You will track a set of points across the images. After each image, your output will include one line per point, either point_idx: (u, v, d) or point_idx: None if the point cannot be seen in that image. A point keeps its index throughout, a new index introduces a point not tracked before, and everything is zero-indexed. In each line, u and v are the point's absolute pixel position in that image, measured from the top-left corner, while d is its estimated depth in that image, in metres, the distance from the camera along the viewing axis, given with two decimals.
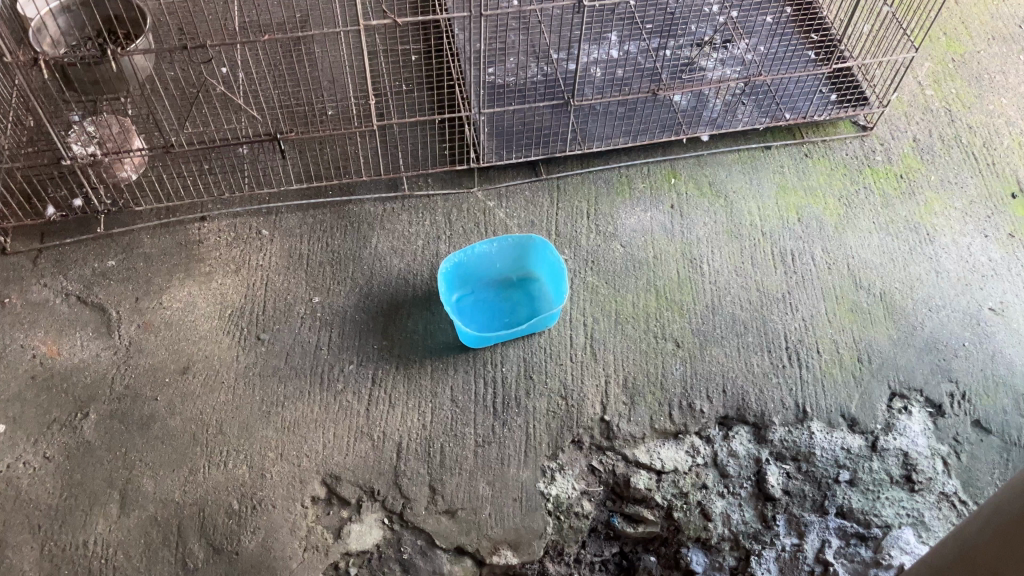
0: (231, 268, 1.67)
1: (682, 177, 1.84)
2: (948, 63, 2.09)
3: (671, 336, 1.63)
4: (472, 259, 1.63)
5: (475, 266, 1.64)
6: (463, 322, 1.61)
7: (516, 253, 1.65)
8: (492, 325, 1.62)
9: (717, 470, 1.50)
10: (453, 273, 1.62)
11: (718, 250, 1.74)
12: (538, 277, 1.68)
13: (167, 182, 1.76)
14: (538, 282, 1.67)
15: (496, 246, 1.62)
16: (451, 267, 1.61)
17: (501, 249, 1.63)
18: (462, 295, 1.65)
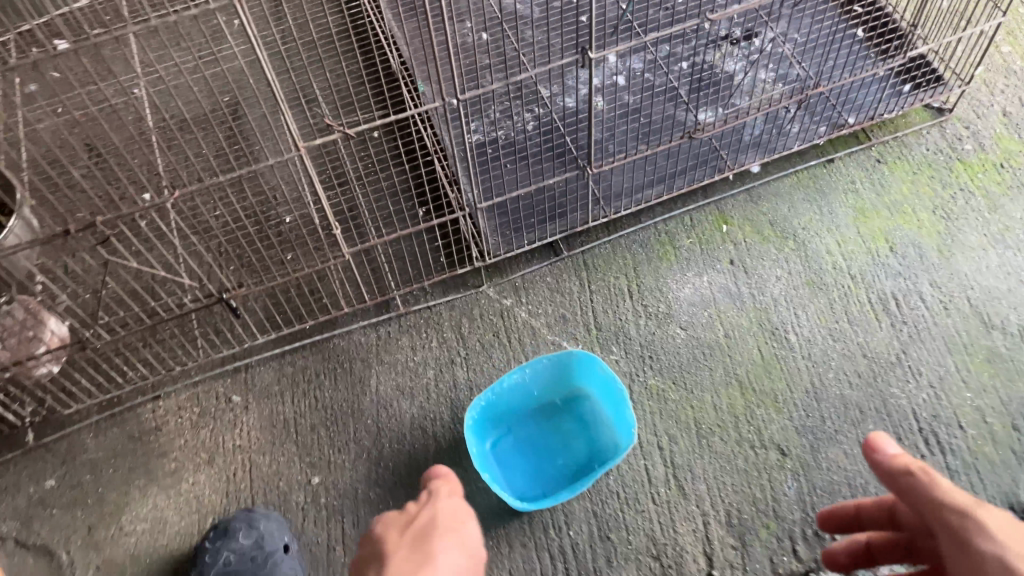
0: (202, 458, 1.31)
1: (735, 222, 1.47)
2: (1017, 9, 1.71)
3: (772, 442, 1.27)
4: (503, 393, 1.26)
5: (507, 399, 1.28)
6: (508, 480, 1.24)
7: (554, 372, 1.28)
8: (544, 475, 1.25)
9: None
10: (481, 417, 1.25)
11: (803, 310, 1.38)
12: (588, 395, 1.31)
13: (103, 358, 1.39)
14: (589, 402, 1.30)
15: (528, 370, 1.25)
16: (478, 411, 1.24)
17: (536, 372, 1.27)
18: (498, 439, 1.28)
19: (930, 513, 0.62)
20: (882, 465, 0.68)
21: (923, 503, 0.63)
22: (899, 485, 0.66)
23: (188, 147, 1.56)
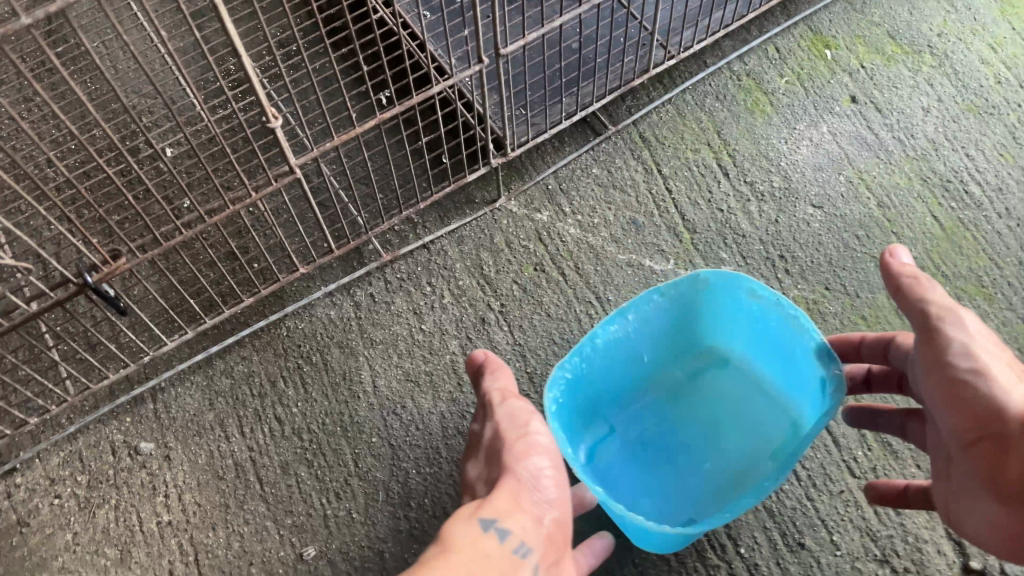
0: (110, 560, 0.77)
1: (841, 42, 1.01)
2: None
3: None
4: (597, 363, 0.75)
5: (603, 372, 0.76)
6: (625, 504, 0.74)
7: (673, 320, 0.78)
8: (676, 494, 0.75)
9: None
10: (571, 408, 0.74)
11: (978, 149, 0.93)
12: (730, 356, 0.80)
13: None
14: (733, 365, 0.80)
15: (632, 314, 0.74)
16: (563, 397, 0.72)
17: (645, 318, 0.76)
18: (598, 443, 0.77)
19: (944, 360, 0.54)
20: (902, 279, 0.59)
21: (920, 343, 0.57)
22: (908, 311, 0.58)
23: None
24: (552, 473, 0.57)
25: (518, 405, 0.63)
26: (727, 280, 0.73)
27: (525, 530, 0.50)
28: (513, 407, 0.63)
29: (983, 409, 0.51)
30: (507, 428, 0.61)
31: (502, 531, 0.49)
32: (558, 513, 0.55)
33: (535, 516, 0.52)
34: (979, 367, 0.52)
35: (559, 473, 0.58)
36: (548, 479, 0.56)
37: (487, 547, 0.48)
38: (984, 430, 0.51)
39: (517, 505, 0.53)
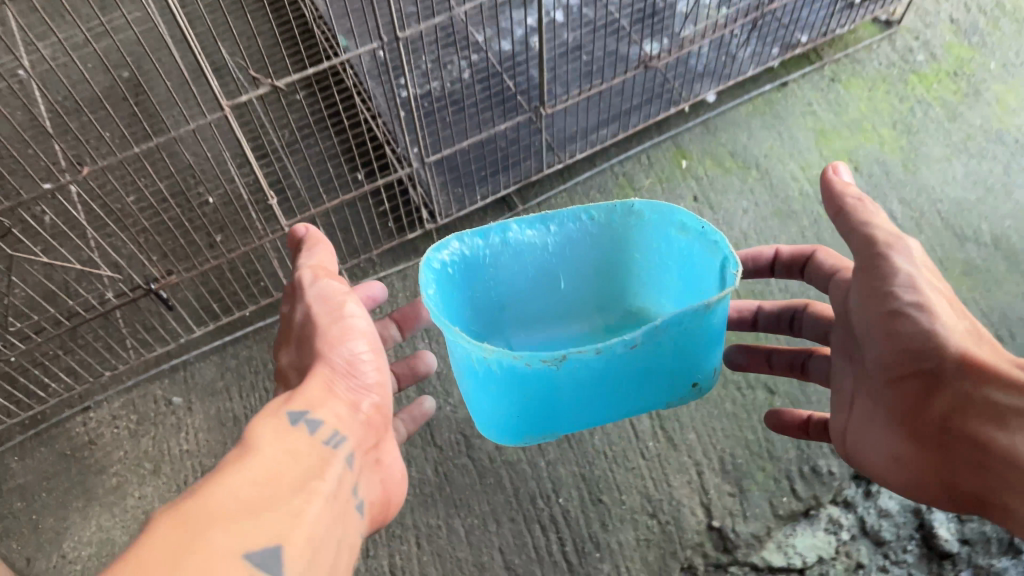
0: (147, 471, 1.17)
1: (695, 155, 1.40)
2: None
3: (759, 382, 1.22)
4: (504, 255, 0.97)
5: (508, 275, 1.00)
6: (505, 394, 0.90)
7: (595, 248, 1.01)
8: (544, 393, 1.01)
9: (870, 540, 1.10)
10: (465, 281, 0.97)
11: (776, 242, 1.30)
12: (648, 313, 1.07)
13: (21, 373, 1.23)
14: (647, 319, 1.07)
15: (540, 233, 0.97)
16: (461, 270, 0.96)
17: (564, 233, 0.98)
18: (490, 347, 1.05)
19: (896, 292, 0.75)
20: (834, 194, 0.85)
21: (879, 278, 0.78)
22: (873, 244, 0.79)
23: (88, 128, 1.39)
24: (367, 329, 0.80)
25: (331, 285, 0.82)
26: (660, 213, 0.95)
27: (340, 408, 0.71)
28: (331, 291, 0.82)
29: (913, 337, 0.73)
30: (316, 308, 0.80)
31: (314, 422, 0.67)
32: (375, 368, 0.78)
33: (349, 380, 0.75)
34: (924, 304, 0.73)
35: (373, 330, 0.81)
36: (366, 347, 0.78)
37: (293, 441, 0.63)
38: (914, 354, 0.72)
39: (331, 392, 0.72)
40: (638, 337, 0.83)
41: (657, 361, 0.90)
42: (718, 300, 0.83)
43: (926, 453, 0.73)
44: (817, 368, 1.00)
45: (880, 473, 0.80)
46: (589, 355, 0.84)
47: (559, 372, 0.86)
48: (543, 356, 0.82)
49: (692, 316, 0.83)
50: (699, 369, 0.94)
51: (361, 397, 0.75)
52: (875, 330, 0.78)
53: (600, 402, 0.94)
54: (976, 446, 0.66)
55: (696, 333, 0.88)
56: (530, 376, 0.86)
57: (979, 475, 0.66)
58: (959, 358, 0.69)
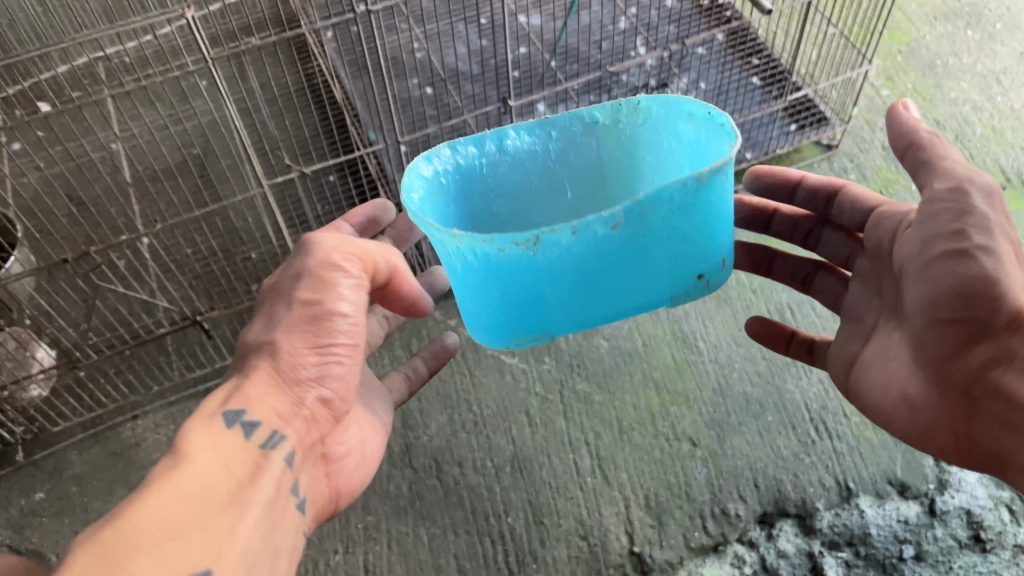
0: None
1: None
2: (896, 56, 1.97)
3: (685, 435, 1.46)
4: (501, 164, 0.95)
5: (503, 179, 0.96)
6: (485, 290, 0.87)
7: (601, 159, 0.98)
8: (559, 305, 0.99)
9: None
10: (460, 194, 0.95)
11: (711, 321, 1.59)
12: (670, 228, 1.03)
13: (86, 384, 1.51)
14: None
15: (535, 138, 0.95)
16: (455, 182, 0.94)
17: (566, 138, 0.96)
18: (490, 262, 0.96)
19: (966, 232, 0.81)
20: (901, 126, 0.91)
21: (950, 218, 0.83)
22: (946, 181, 0.84)
23: (161, 192, 1.72)
24: (349, 320, 0.88)
25: (333, 275, 0.88)
26: (667, 106, 0.93)
27: (281, 405, 0.83)
28: (325, 274, 0.88)
29: (973, 281, 0.79)
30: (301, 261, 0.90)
31: (250, 428, 0.80)
32: (338, 361, 0.88)
33: (296, 378, 0.85)
34: (991, 249, 0.79)
35: (355, 321, 0.89)
36: (335, 339, 0.87)
37: (224, 450, 0.76)
38: (969, 298, 0.79)
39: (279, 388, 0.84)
40: (620, 214, 0.80)
41: (653, 242, 0.86)
42: (705, 173, 0.80)
43: (950, 401, 0.82)
44: (819, 285, 1.14)
45: (884, 411, 0.90)
46: (564, 237, 0.80)
47: (541, 258, 0.82)
48: (513, 237, 0.78)
49: (678, 194, 0.81)
50: (707, 256, 0.91)
51: (304, 392, 0.86)
52: (925, 270, 0.84)
53: (593, 290, 0.89)
54: (1006, 403, 0.77)
55: (691, 204, 0.84)
56: (510, 267, 0.83)
57: (1001, 430, 0.78)
58: (1011, 314, 0.77)
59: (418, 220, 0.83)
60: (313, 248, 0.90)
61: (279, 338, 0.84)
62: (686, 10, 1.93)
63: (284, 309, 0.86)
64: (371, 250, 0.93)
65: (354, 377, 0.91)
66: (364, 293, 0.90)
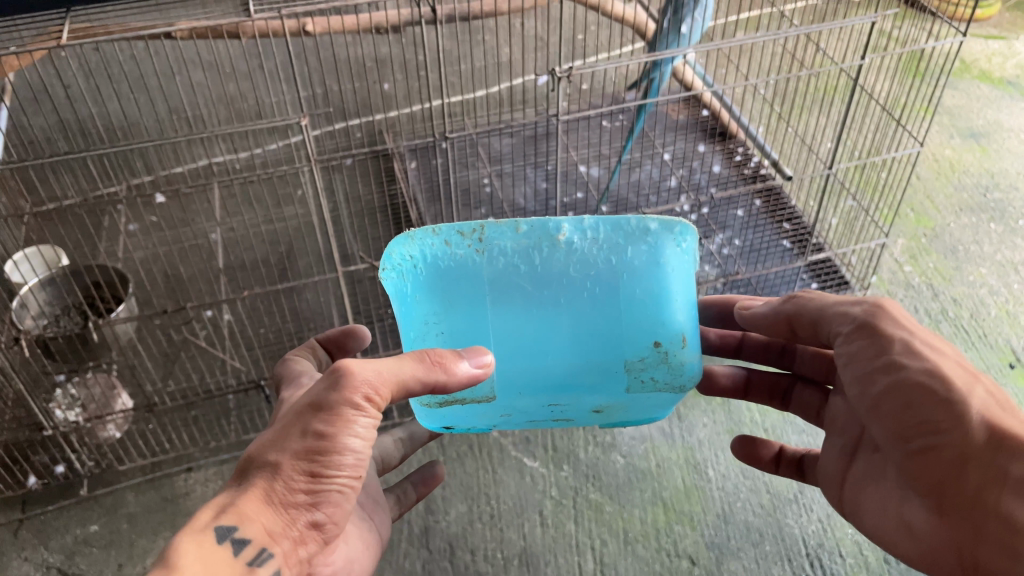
0: None
1: None
2: (921, 238, 2.14)
3: (685, 553, 1.55)
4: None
5: (459, 288, 0.87)
6: (432, 310, 0.87)
7: (558, 281, 0.86)
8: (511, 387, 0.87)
9: None
10: (428, 293, 0.87)
11: (721, 452, 1.71)
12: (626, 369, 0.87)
13: (153, 436, 1.68)
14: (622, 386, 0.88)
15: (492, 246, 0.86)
16: (418, 284, 0.87)
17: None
18: None
19: (898, 361, 0.77)
20: (761, 317, 0.94)
21: (873, 357, 0.79)
22: (851, 322, 0.82)
23: (244, 275, 1.93)
24: (355, 456, 0.78)
25: (352, 413, 0.77)
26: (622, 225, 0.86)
27: (273, 524, 0.76)
28: (345, 408, 0.76)
29: (929, 406, 0.74)
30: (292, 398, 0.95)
31: (239, 546, 0.74)
32: (337, 490, 0.79)
33: (290, 501, 0.77)
34: (934, 372, 0.75)
35: (362, 458, 0.79)
36: (336, 470, 0.78)
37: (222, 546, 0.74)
38: (928, 424, 0.74)
39: None
40: (566, 226, 0.85)
41: (601, 287, 0.87)
42: (656, 221, 0.86)
43: (948, 531, 0.74)
44: (797, 400, 1.09)
45: (885, 539, 0.82)
46: (509, 234, 0.86)
47: (484, 261, 0.86)
48: (456, 226, 0.85)
49: (627, 230, 0.86)
50: (663, 322, 0.88)
51: (297, 516, 0.78)
52: (873, 407, 0.78)
53: (539, 340, 0.87)
54: (1005, 524, 0.70)
55: (639, 271, 0.87)
56: (454, 277, 0.87)
57: (1006, 560, 0.69)
58: (985, 431, 0.72)
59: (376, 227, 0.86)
60: (341, 376, 0.76)
61: (281, 460, 0.76)
62: (731, 177, 2.11)
63: (294, 438, 0.77)
64: (420, 378, 0.77)
65: (349, 507, 0.83)
66: (376, 432, 0.79)
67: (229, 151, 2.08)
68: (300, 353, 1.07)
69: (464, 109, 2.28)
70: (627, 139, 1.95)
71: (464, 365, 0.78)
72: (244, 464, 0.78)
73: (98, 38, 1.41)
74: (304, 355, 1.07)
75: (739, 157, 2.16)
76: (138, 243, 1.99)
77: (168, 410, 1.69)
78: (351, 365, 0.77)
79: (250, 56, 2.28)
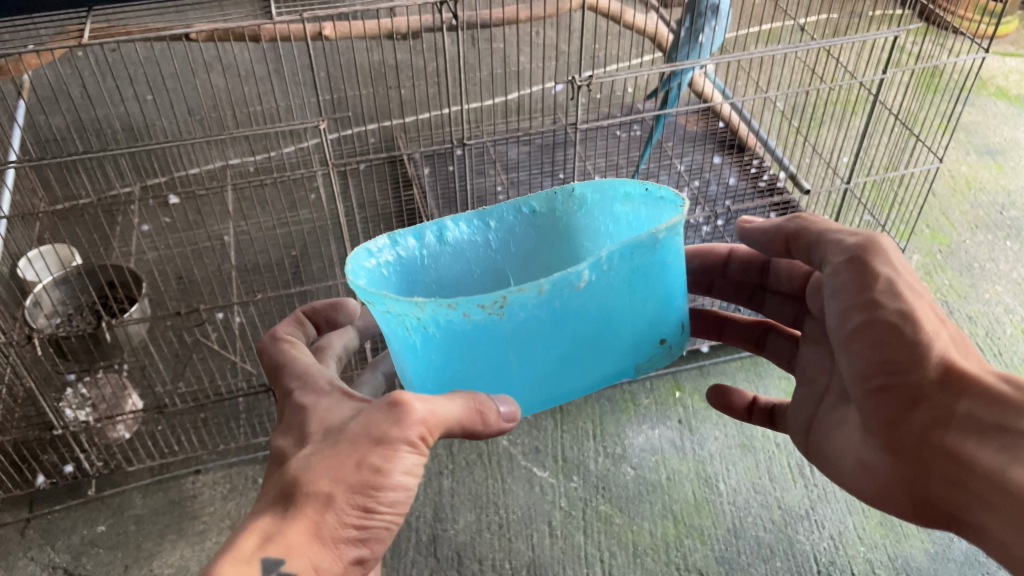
0: (225, 525, 1.55)
1: (686, 392, 1.84)
2: (936, 255, 2.13)
3: (695, 567, 1.53)
4: (442, 258, 0.83)
5: (476, 343, 0.76)
6: (447, 365, 0.77)
7: (577, 315, 0.78)
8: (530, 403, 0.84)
9: None
10: (443, 349, 0.76)
11: (732, 466, 1.69)
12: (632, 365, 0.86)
13: (162, 438, 1.68)
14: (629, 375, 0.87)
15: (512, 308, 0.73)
16: (428, 340, 0.75)
17: (505, 230, 0.84)
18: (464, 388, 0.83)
19: (877, 300, 0.73)
20: (760, 230, 0.88)
21: (852, 293, 0.75)
22: (843, 253, 0.77)
23: (256, 277, 1.94)
24: (404, 493, 0.73)
25: (407, 448, 0.72)
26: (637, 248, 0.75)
27: (321, 559, 0.69)
28: (402, 441, 0.72)
29: (898, 346, 0.72)
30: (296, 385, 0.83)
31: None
32: (383, 527, 0.73)
33: (341, 536, 0.70)
34: (908, 313, 0.72)
35: (409, 497, 0.74)
36: (386, 506, 0.72)
37: None
38: (893, 364, 0.72)
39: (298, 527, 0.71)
40: (585, 271, 0.74)
41: (618, 307, 0.79)
42: (665, 232, 0.76)
43: (900, 466, 0.74)
44: (773, 346, 1.07)
45: (843, 474, 0.82)
46: (530, 295, 0.73)
47: (506, 323, 0.74)
48: (476, 300, 0.71)
49: (639, 250, 0.76)
50: (668, 319, 0.84)
51: (343, 551, 0.71)
52: (844, 344, 0.76)
53: (560, 367, 0.81)
54: (954, 461, 0.70)
55: (652, 277, 0.80)
56: (470, 335, 0.75)
57: (954, 493, 0.71)
58: (941, 370, 0.71)
59: (371, 294, 0.72)
60: (399, 407, 0.73)
61: (335, 491, 0.70)
62: (745, 189, 2.09)
63: (349, 468, 0.71)
64: (465, 425, 0.75)
65: (385, 548, 0.77)
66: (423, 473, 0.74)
67: (244, 153, 2.08)
68: (290, 331, 0.96)
69: (478, 117, 2.28)
70: (643, 150, 1.94)
71: (501, 414, 0.77)
72: (288, 488, 0.70)
73: (118, 38, 1.41)
74: (294, 332, 0.95)
75: (754, 169, 2.14)
76: (152, 244, 2.00)
77: (178, 411, 1.68)
78: (408, 397, 0.73)
79: (267, 60, 2.29)
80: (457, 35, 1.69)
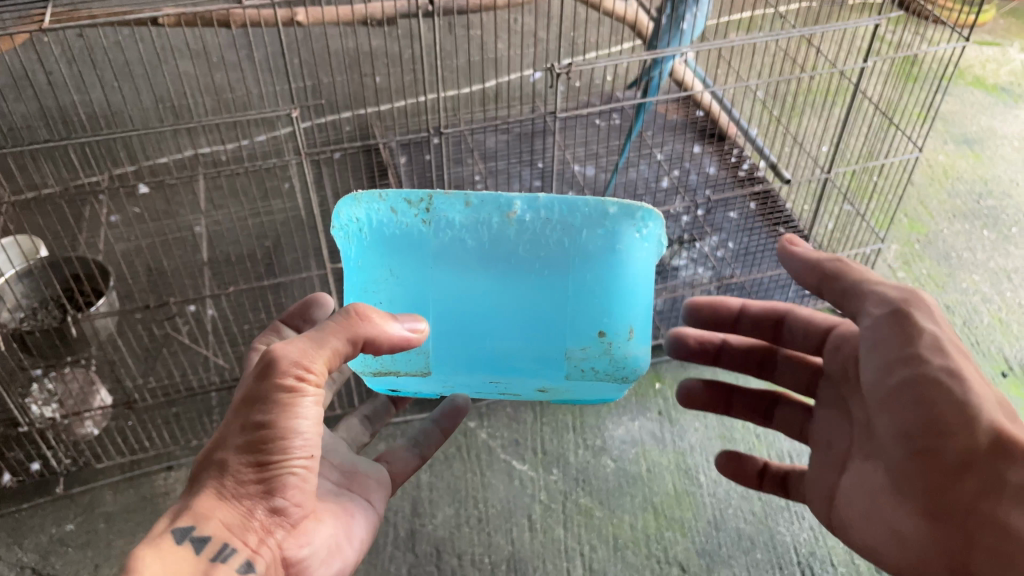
0: None
1: (665, 383, 1.83)
2: (914, 244, 2.13)
3: (675, 560, 1.52)
4: None
5: (406, 254, 0.89)
6: (375, 271, 0.90)
7: (504, 254, 0.88)
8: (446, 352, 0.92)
9: None
10: (375, 252, 0.89)
11: (713, 457, 1.69)
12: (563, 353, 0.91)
13: (134, 433, 1.64)
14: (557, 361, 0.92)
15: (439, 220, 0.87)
16: (366, 242, 0.89)
17: None
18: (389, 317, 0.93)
19: (922, 355, 0.77)
20: (798, 257, 0.91)
21: (898, 346, 0.79)
22: (886, 306, 0.81)
23: (228, 268, 1.89)
24: (303, 437, 0.78)
25: (290, 397, 0.77)
26: (573, 205, 0.86)
27: (229, 517, 0.76)
28: (280, 394, 0.76)
29: (947, 406, 0.74)
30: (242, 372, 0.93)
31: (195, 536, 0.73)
32: (295, 474, 0.79)
33: (243, 492, 0.77)
34: (954, 371, 0.75)
35: (312, 438, 0.79)
36: (286, 453, 0.77)
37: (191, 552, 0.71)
38: (940, 425, 0.74)
39: None
40: (518, 203, 0.86)
41: (553, 272, 0.89)
42: (614, 206, 0.86)
43: (939, 536, 0.74)
44: (781, 417, 1.12)
45: (871, 548, 0.82)
46: (458, 207, 0.87)
47: (431, 233, 0.88)
48: (405, 195, 0.86)
49: (581, 212, 0.86)
50: (613, 312, 0.90)
51: (254, 505, 0.77)
52: (885, 401, 0.79)
53: (480, 315, 0.91)
54: (1001, 533, 0.69)
55: (593, 256, 0.88)
56: (401, 241, 0.89)
57: (996, 567, 0.69)
58: (992, 435, 0.72)
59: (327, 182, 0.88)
60: (266, 364, 0.77)
61: (226, 457, 0.76)
62: (724, 179, 2.09)
63: (235, 433, 0.77)
64: (342, 335, 0.79)
65: (311, 487, 0.82)
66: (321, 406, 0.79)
67: (214, 142, 2.04)
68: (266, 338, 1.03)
69: (455, 105, 2.25)
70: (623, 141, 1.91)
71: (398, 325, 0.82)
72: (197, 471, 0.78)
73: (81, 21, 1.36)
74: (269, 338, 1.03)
75: (734, 159, 2.13)
76: (120, 237, 1.95)
77: (149, 406, 1.64)
78: (275, 350, 0.77)
79: (239, 47, 2.24)
80: (432, 21, 1.64)
